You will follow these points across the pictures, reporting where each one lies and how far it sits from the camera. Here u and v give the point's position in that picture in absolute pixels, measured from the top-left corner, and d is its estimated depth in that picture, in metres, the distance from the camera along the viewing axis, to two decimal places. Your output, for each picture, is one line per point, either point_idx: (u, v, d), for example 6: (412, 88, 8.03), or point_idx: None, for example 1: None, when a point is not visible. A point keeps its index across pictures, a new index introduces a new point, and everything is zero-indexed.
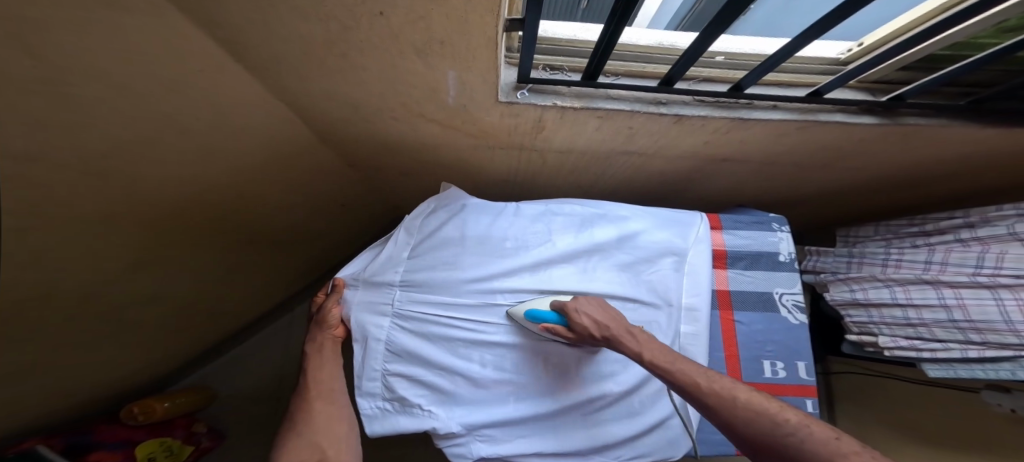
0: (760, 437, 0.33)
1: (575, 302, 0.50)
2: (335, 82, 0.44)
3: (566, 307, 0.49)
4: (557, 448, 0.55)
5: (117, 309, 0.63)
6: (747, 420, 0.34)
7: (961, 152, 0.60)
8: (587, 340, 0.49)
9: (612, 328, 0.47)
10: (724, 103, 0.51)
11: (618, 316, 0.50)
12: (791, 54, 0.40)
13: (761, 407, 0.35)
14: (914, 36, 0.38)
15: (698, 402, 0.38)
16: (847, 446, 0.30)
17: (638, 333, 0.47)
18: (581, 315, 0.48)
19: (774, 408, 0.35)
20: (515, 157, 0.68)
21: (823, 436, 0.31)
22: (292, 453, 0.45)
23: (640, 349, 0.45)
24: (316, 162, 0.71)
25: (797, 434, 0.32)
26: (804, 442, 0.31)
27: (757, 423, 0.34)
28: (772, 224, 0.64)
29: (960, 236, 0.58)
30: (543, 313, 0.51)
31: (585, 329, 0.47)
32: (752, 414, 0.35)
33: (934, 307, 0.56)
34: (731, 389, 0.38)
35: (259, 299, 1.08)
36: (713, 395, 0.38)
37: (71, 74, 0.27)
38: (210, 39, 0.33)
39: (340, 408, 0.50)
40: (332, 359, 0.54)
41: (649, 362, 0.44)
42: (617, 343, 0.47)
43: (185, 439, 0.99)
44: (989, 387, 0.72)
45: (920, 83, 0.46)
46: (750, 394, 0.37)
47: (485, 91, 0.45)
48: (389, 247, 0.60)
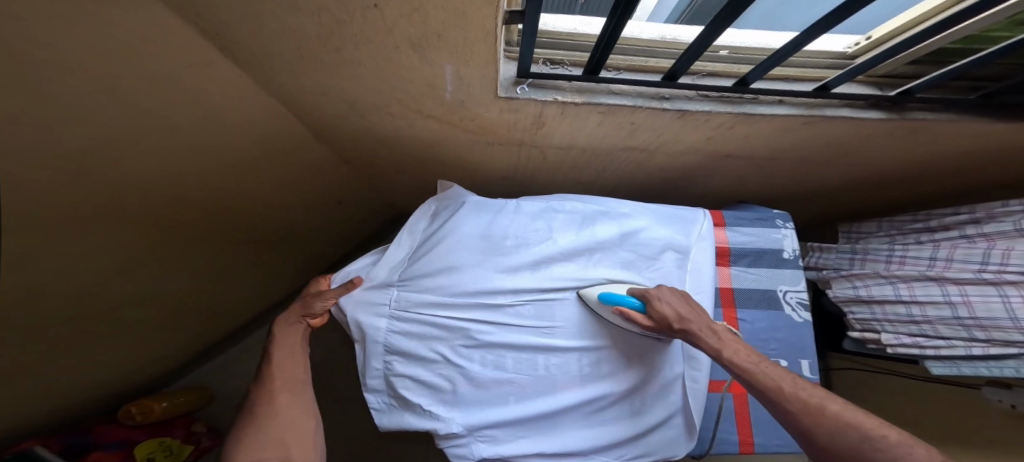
0: (846, 449, 0.31)
1: (656, 292, 0.50)
2: (329, 77, 0.42)
3: (648, 293, 0.50)
4: (558, 449, 0.55)
5: (112, 311, 0.62)
6: (832, 431, 0.32)
7: (966, 147, 0.59)
8: (666, 331, 0.48)
9: (693, 322, 0.46)
10: (729, 98, 0.50)
11: (698, 310, 0.49)
12: (798, 48, 0.39)
13: (853, 419, 0.32)
14: (925, 30, 0.36)
15: (776, 406, 0.36)
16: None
17: (720, 331, 0.45)
18: (662, 302, 0.48)
19: (871, 424, 0.32)
20: (514, 153, 0.67)
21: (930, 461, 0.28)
22: (248, 448, 0.42)
23: (720, 347, 0.43)
24: (311, 159, 0.70)
25: (888, 452, 0.29)
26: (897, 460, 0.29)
27: (846, 435, 0.31)
28: (776, 221, 0.63)
29: (965, 232, 0.57)
30: (617, 296, 0.53)
31: (665, 318, 0.47)
32: (845, 426, 0.32)
33: (939, 304, 0.56)
34: (821, 399, 0.35)
35: (256, 298, 1.07)
36: (796, 401, 0.35)
37: (52, 71, 0.26)
38: (192, 31, 0.31)
39: (306, 401, 0.48)
40: (300, 349, 0.51)
41: (726, 360, 0.42)
42: (695, 337, 0.45)
43: (185, 438, 0.99)
44: (990, 383, 0.71)
45: (929, 77, 0.45)
46: (843, 407, 0.34)
47: (484, 86, 0.44)
48: (391, 251, 0.58)
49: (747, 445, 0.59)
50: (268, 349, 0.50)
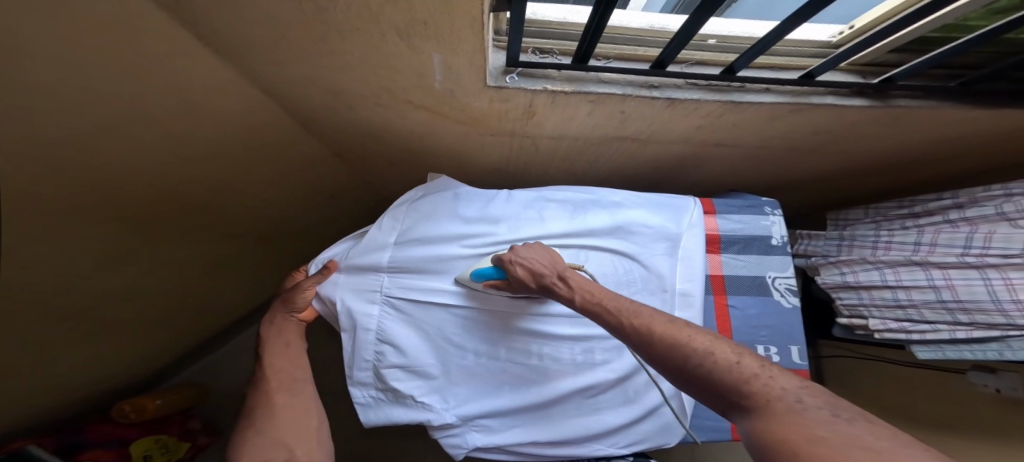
0: (674, 369, 0.32)
1: (510, 254, 0.50)
2: (316, 66, 0.42)
3: (503, 260, 0.50)
4: (552, 438, 0.55)
5: (104, 309, 0.62)
6: (663, 354, 0.34)
7: (953, 133, 0.59)
8: (524, 289, 0.50)
9: (546, 276, 0.48)
10: (718, 87, 0.50)
11: (553, 261, 0.50)
12: (782, 36, 0.39)
13: (672, 337, 0.34)
14: (904, 18, 0.37)
15: (628, 339, 0.38)
16: (747, 370, 0.28)
17: (571, 278, 0.48)
18: (515, 265, 0.49)
19: (685, 337, 0.33)
20: (506, 143, 0.67)
21: (726, 362, 0.29)
22: (253, 450, 0.41)
23: (573, 295, 0.46)
24: (302, 151, 0.70)
25: (703, 363, 0.30)
26: (709, 372, 0.29)
27: (670, 355, 0.33)
28: (764, 208, 0.64)
29: (949, 217, 0.58)
30: (485, 269, 0.53)
31: (520, 279, 0.49)
32: (669, 344, 0.33)
33: (923, 288, 0.57)
34: (650, 324, 0.37)
35: (249, 293, 1.07)
36: (635, 333, 0.37)
37: (33, 63, 0.25)
38: (165, 16, 0.30)
39: (305, 400, 0.47)
40: (294, 345, 0.51)
41: (581, 307, 0.45)
42: (550, 291, 0.48)
43: (180, 436, 0.99)
44: (977, 369, 0.72)
45: (910, 65, 0.46)
46: (665, 324, 0.36)
47: (472, 75, 0.44)
48: (372, 233, 0.57)
49: (739, 432, 0.59)
50: (262, 349, 0.50)
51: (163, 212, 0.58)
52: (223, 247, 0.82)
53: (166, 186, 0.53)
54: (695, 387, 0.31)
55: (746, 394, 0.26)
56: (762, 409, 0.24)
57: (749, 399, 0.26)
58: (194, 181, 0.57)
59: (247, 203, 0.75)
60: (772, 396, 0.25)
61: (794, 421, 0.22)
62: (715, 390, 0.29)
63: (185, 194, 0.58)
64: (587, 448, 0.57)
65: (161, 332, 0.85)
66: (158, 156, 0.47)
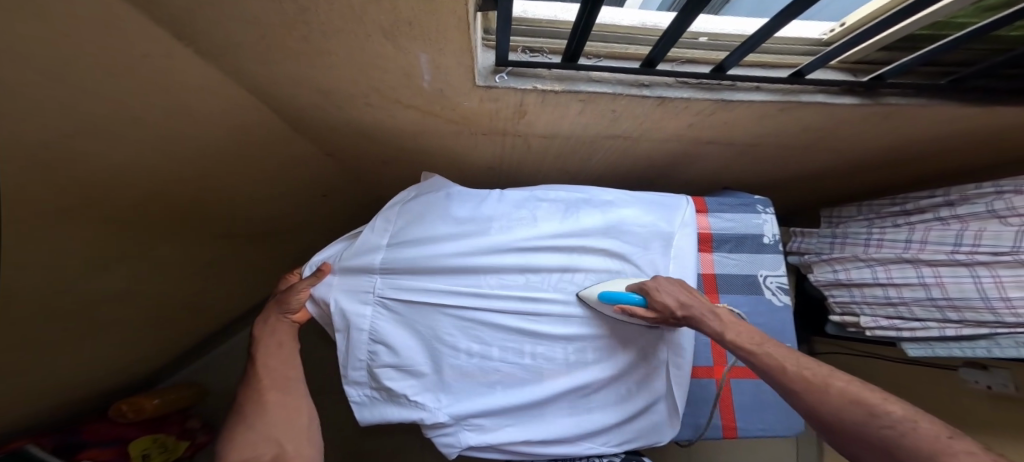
0: (852, 427, 0.32)
1: (657, 283, 0.50)
2: (302, 66, 0.42)
3: (647, 286, 0.50)
4: (544, 437, 0.55)
5: (99, 310, 0.62)
6: (836, 409, 0.33)
7: (947, 130, 0.59)
8: (666, 320, 0.49)
9: (695, 308, 0.47)
10: (708, 86, 0.50)
11: (698, 297, 0.49)
12: (771, 34, 0.39)
13: (857, 395, 0.33)
14: (891, 16, 0.36)
15: (785, 386, 0.38)
16: (958, 445, 0.26)
17: (723, 315, 0.47)
18: (663, 294, 0.48)
19: (877, 400, 0.32)
20: (498, 142, 0.67)
21: (931, 434, 0.28)
22: (244, 446, 0.41)
23: (723, 330, 0.45)
24: (293, 150, 0.69)
25: (897, 428, 0.29)
26: (904, 436, 0.29)
27: (846, 412, 0.32)
28: (756, 206, 0.64)
29: (940, 215, 0.57)
30: (617, 294, 0.52)
31: (667, 308, 0.48)
32: (846, 401, 0.33)
33: (913, 286, 0.57)
34: (825, 377, 0.36)
35: (244, 292, 1.07)
36: (799, 380, 0.37)
37: (16, 69, 0.25)
38: (146, 17, 0.30)
39: (298, 398, 0.47)
40: (286, 345, 0.51)
41: (732, 344, 0.44)
42: (699, 323, 0.47)
43: (179, 435, 1.00)
44: (967, 364, 0.73)
45: (902, 62, 0.45)
46: (849, 383, 0.34)
47: (461, 74, 0.44)
48: (366, 234, 0.58)
49: (730, 430, 0.60)
50: (254, 349, 0.49)
51: (151, 212, 0.57)
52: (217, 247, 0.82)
53: (155, 187, 0.53)
54: (876, 452, 0.30)
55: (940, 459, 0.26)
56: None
57: None
58: (181, 181, 0.56)
59: (238, 202, 0.75)
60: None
61: None
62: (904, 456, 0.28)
63: (176, 194, 0.58)
64: (579, 447, 0.57)
65: (157, 332, 0.86)
66: (147, 158, 0.47)
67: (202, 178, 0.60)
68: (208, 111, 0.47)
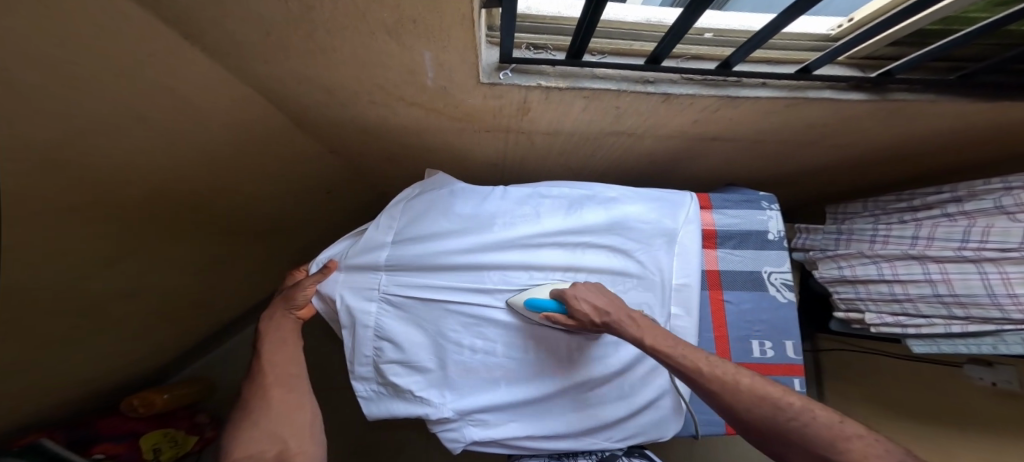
0: (766, 422, 0.37)
1: (576, 290, 0.49)
2: (306, 63, 0.42)
3: (566, 294, 0.49)
4: (547, 431, 0.56)
5: (107, 306, 0.63)
6: (752, 406, 0.37)
7: (955, 126, 0.59)
8: (588, 327, 0.49)
9: (612, 314, 0.48)
10: (713, 82, 0.50)
11: (617, 301, 0.50)
12: (778, 31, 0.39)
13: (766, 392, 0.38)
14: (900, 12, 0.36)
15: (701, 385, 0.41)
16: (848, 430, 0.34)
17: (640, 320, 0.47)
18: (580, 301, 0.48)
19: (777, 392, 0.38)
20: (501, 139, 0.67)
21: (827, 421, 0.35)
22: (246, 442, 0.42)
23: (642, 336, 0.46)
24: (298, 147, 0.70)
25: (801, 419, 0.36)
26: (808, 425, 0.35)
27: (760, 408, 0.37)
28: (761, 203, 0.64)
29: (947, 211, 0.58)
30: (543, 301, 0.51)
31: (585, 315, 0.48)
32: (757, 399, 0.38)
33: (919, 282, 0.57)
34: (735, 375, 0.40)
35: (249, 289, 1.08)
36: (719, 381, 0.40)
37: (24, 66, 0.26)
38: (150, 14, 0.30)
39: (301, 395, 0.48)
40: (290, 342, 0.51)
41: (651, 348, 0.45)
42: (616, 328, 0.47)
43: (189, 429, 1.01)
44: (972, 361, 0.73)
45: (911, 57, 0.45)
46: (752, 378, 0.40)
47: (465, 71, 0.44)
48: (371, 231, 0.58)
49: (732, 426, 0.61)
50: (259, 344, 0.50)
51: (156, 210, 0.58)
52: (221, 244, 0.83)
53: (160, 184, 0.54)
54: (782, 440, 0.36)
55: (842, 450, 0.32)
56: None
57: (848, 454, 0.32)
58: (183, 178, 0.57)
59: (239, 198, 0.75)
60: (866, 453, 0.32)
61: None
62: (808, 443, 0.34)
63: (179, 191, 0.58)
64: (582, 442, 0.58)
65: (162, 329, 0.87)
66: (153, 155, 0.47)
67: (206, 175, 0.60)
68: (211, 108, 0.47)
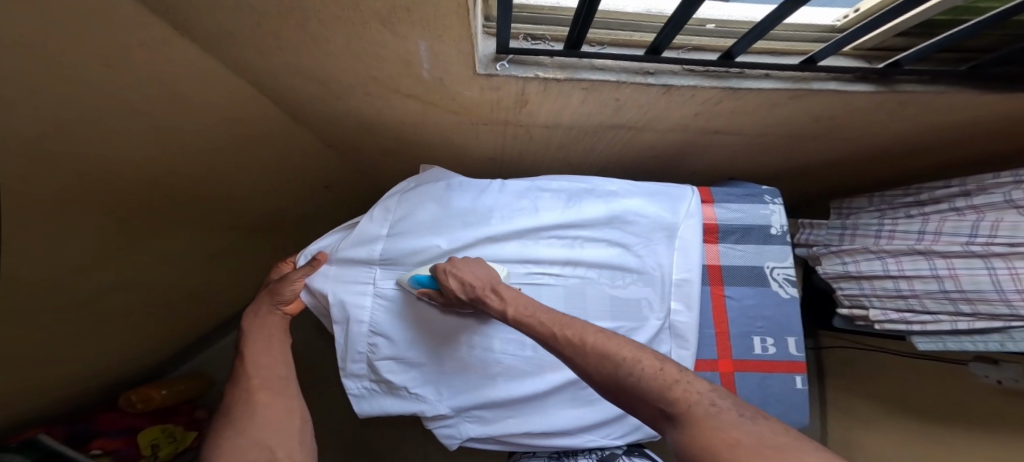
0: (609, 379, 0.35)
1: (447, 265, 0.49)
2: (300, 55, 0.41)
3: (436, 270, 0.48)
4: (544, 429, 0.55)
5: (104, 303, 0.63)
6: (598, 365, 0.36)
7: (964, 119, 0.57)
8: (457, 301, 0.50)
9: (476, 288, 0.47)
10: (716, 73, 0.48)
11: (488, 274, 0.49)
12: (780, 21, 0.37)
13: (607, 349, 0.37)
14: (896, 8, 0.35)
15: (555, 348, 0.41)
16: (670, 376, 0.32)
17: (503, 291, 0.47)
18: (448, 277, 0.47)
19: (616, 348, 0.37)
20: (500, 133, 0.66)
21: (653, 370, 0.34)
22: (230, 453, 0.40)
23: (506, 308, 0.46)
24: (294, 142, 0.70)
25: (635, 372, 0.34)
26: (641, 379, 0.33)
27: (601, 366, 0.36)
28: (764, 197, 0.63)
29: (956, 205, 0.57)
30: (423, 277, 0.51)
31: (453, 291, 0.48)
32: (598, 357, 0.37)
33: (926, 278, 0.56)
34: (584, 336, 0.39)
35: (248, 285, 1.08)
36: (569, 345, 0.39)
37: (13, 62, 0.25)
38: (140, 5, 0.29)
39: (290, 397, 0.47)
40: (276, 340, 0.51)
41: (514, 320, 0.45)
42: (480, 302, 0.47)
43: (188, 425, 1.01)
44: (977, 359, 0.71)
45: (918, 48, 0.43)
46: (596, 336, 0.39)
47: (461, 63, 0.43)
48: (363, 225, 0.57)
49: None
50: (243, 342, 0.49)
51: (150, 207, 0.57)
52: (219, 238, 0.83)
53: (155, 179, 0.53)
54: (624, 395, 0.34)
55: (668, 400, 0.30)
56: (681, 415, 0.29)
57: (671, 405, 0.30)
58: (178, 174, 0.56)
59: (235, 193, 0.74)
60: (688, 401, 0.30)
61: (709, 426, 0.27)
62: (644, 397, 0.32)
63: (172, 185, 0.58)
64: (580, 439, 0.57)
65: (160, 326, 0.87)
66: (147, 148, 0.47)
67: (201, 170, 0.60)
68: (205, 101, 0.47)
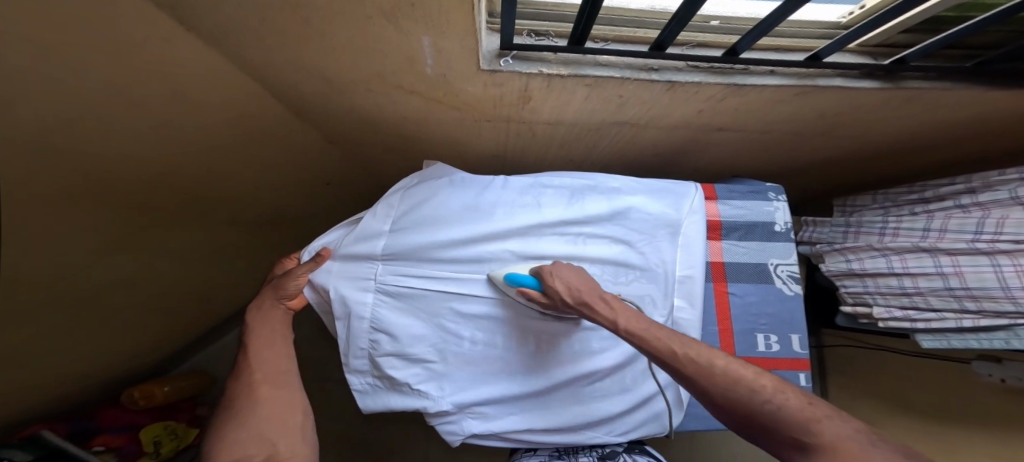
0: (738, 403, 0.34)
1: (553, 268, 0.49)
2: (304, 51, 0.41)
3: (543, 270, 0.49)
4: (547, 424, 0.55)
5: (106, 300, 0.63)
6: (725, 387, 0.35)
7: (969, 116, 0.57)
8: (560, 305, 0.49)
9: (584, 293, 0.47)
10: (720, 70, 0.48)
11: (594, 284, 0.49)
12: (784, 18, 0.37)
13: (740, 374, 0.35)
14: (900, 5, 0.35)
15: (672, 365, 0.39)
16: (816, 411, 0.31)
17: (614, 301, 0.47)
18: (554, 279, 0.48)
19: (749, 374, 0.35)
20: (503, 129, 0.66)
21: (797, 403, 0.32)
22: (231, 446, 0.40)
23: (615, 317, 0.45)
24: (296, 139, 0.70)
25: (773, 401, 0.33)
26: (780, 408, 0.32)
27: (732, 389, 0.35)
28: (768, 194, 0.62)
29: (961, 202, 0.56)
30: (520, 277, 0.51)
31: (557, 293, 0.47)
32: (727, 381, 0.35)
33: (930, 275, 0.55)
34: (709, 357, 0.38)
35: (250, 282, 1.08)
36: (689, 363, 0.38)
37: (15, 57, 0.25)
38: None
39: (292, 392, 0.47)
40: (279, 334, 0.50)
41: (624, 330, 0.44)
42: (586, 307, 0.47)
43: (190, 422, 1.01)
44: (982, 358, 0.71)
45: (923, 45, 0.43)
46: (726, 360, 0.37)
47: (465, 58, 0.43)
48: (366, 221, 0.57)
49: None
50: (245, 336, 0.49)
51: (152, 204, 0.57)
52: (221, 236, 0.83)
53: (157, 175, 0.53)
54: (755, 422, 0.33)
55: (814, 433, 0.30)
56: (833, 449, 0.28)
57: (817, 436, 0.30)
58: (180, 170, 0.56)
59: (237, 190, 0.74)
60: (839, 435, 0.29)
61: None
62: (782, 427, 0.32)
63: (173, 182, 0.57)
64: (583, 436, 0.57)
65: (161, 323, 0.87)
66: (149, 144, 0.47)
67: (203, 166, 0.60)
68: (207, 97, 0.46)
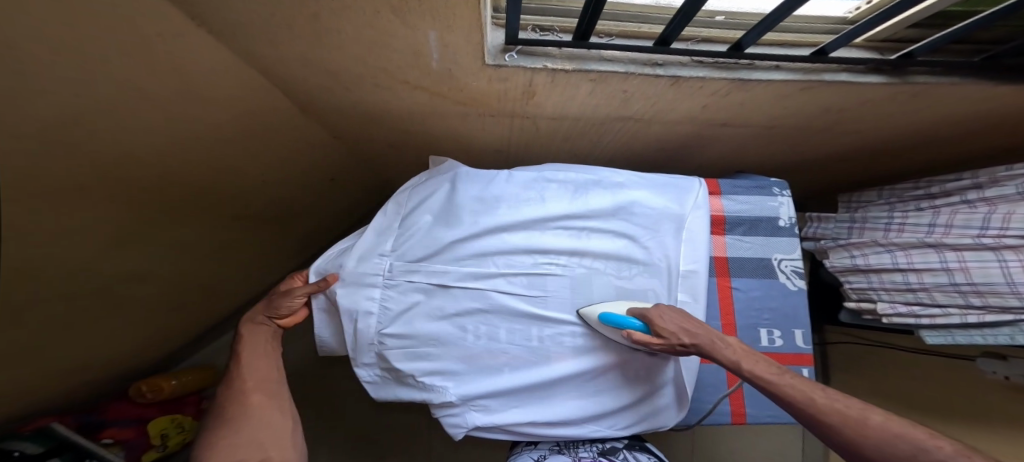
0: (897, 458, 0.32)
1: (661, 309, 0.50)
2: (311, 45, 0.41)
3: (650, 311, 0.49)
4: (550, 417, 0.56)
5: (114, 294, 0.63)
6: (880, 442, 0.33)
7: (977, 111, 0.57)
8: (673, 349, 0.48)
9: (700, 336, 0.47)
10: (725, 64, 0.48)
11: (703, 325, 0.49)
12: (790, 13, 0.36)
13: (897, 428, 0.33)
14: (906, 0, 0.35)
15: (807, 414, 0.38)
16: None
17: (732, 345, 0.47)
18: (666, 321, 0.48)
19: (908, 430, 0.33)
20: (507, 124, 0.66)
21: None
22: (226, 451, 0.41)
23: (737, 360, 0.45)
24: (302, 133, 0.70)
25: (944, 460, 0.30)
26: None
27: (896, 447, 0.32)
28: (773, 189, 0.62)
29: (967, 198, 0.56)
30: (620, 316, 0.51)
31: (672, 335, 0.47)
32: (884, 437, 0.33)
33: (935, 271, 0.55)
34: (859, 410, 0.36)
35: (254, 278, 1.09)
36: (833, 413, 0.36)
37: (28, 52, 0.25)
38: None
39: (282, 399, 0.48)
40: (270, 344, 0.51)
41: (749, 374, 0.44)
42: (704, 350, 0.47)
43: (196, 415, 1.02)
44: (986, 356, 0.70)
45: (930, 40, 0.43)
46: (885, 417, 0.35)
47: (470, 53, 0.43)
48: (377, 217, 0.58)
49: (739, 416, 0.60)
50: (236, 347, 0.50)
51: (159, 199, 0.58)
52: (227, 231, 0.84)
53: (166, 170, 0.54)
54: None
55: None
56: None
57: None
58: (187, 165, 0.57)
59: (243, 185, 0.75)
60: None
61: None
62: None
63: (179, 177, 0.58)
64: (585, 429, 0.58)
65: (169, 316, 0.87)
66: (157, 139, 0.47)
67: (210, 162, 0.60)
68: (214, 92, 0.47)
